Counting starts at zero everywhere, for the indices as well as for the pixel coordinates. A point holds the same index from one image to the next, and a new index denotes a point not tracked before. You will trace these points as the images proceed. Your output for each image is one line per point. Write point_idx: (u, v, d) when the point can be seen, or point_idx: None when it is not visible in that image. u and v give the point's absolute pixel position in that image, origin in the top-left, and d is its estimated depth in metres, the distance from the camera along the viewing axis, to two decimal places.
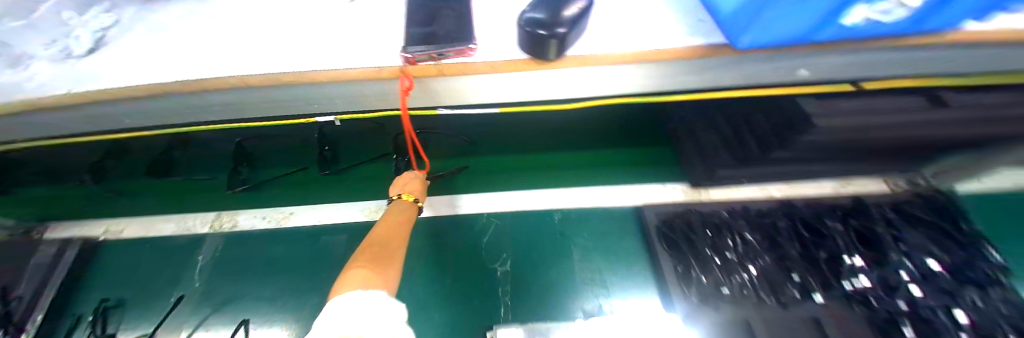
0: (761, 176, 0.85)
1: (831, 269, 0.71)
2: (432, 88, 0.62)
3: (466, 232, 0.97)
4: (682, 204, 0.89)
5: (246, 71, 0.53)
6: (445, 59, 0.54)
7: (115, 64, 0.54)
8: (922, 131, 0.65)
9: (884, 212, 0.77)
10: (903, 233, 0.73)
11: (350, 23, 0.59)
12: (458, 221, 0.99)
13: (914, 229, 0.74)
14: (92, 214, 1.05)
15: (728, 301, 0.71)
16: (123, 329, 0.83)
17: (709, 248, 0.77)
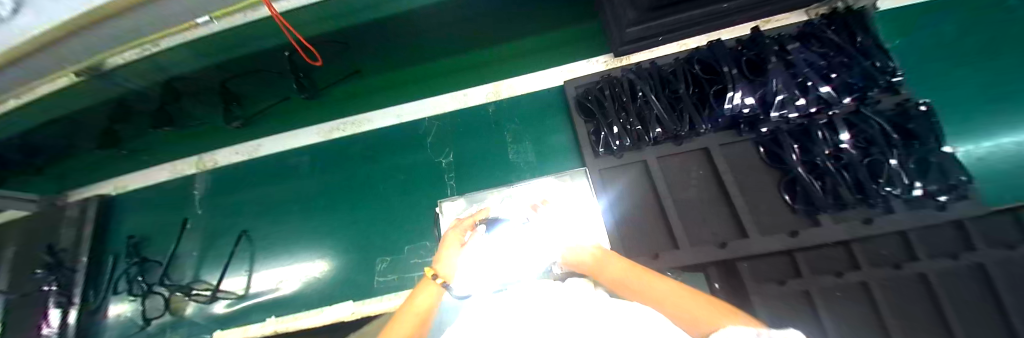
0: (676, 31, 0.86)
1: (716, 101, 0.77)
2: None
3: (408, 134, 1.01)
4: (600, 74, 0.92)
5: None
6: None
7: None
8: None
9: (781, 42, 0.78)
10: (795, 55, 0.75)
11: None
12: (400, 127, 1.03)
13: (809, 51, 0.76)
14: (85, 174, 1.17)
15: (630, 147, 0.82)
16: (152, 254, 1.05)
17: (616, 107, 0.84)
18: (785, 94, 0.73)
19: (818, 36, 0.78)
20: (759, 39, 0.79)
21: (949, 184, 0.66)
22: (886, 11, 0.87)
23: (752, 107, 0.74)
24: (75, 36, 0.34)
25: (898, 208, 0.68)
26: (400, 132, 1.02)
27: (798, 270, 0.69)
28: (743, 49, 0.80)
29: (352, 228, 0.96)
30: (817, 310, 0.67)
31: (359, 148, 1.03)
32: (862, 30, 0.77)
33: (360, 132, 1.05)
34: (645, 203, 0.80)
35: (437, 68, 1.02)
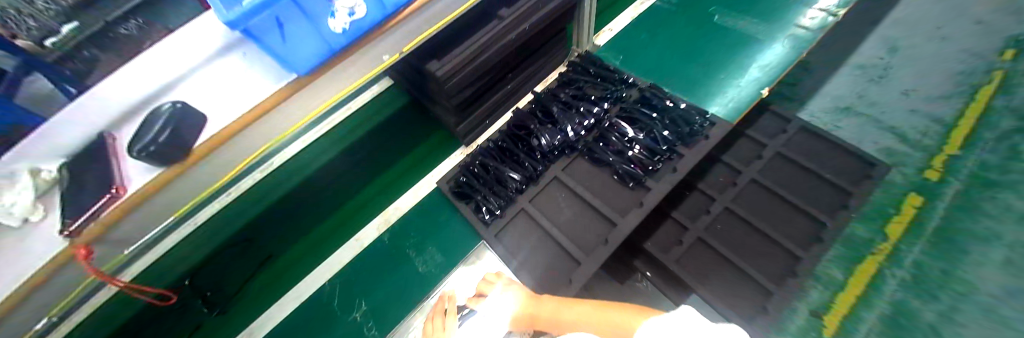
0: (493, 111, 1.12)
1: (540, 148, 1.01)
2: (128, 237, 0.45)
3: (314, 309, 0.98)
4: (457, 166, 1.10)
5: None
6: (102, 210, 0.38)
7: None
8: (522, 31, 0.93)
9: (555, 92, 1.10)
10: (565, 96, 1.08)
11: None
12: (301, 310, 0.98)
13: (575, 90, 1.09)
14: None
15: (507, 207, 0.98)
16: None
17: (481, 186, 1.02)
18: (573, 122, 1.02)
19: (574, 78, 1.12)
20: (540, 96, 1.09)
21: (695, 125, 0.95)
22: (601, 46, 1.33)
23: (563, 140, 1.00)
24: None
25: (684, 151, 0.94)
26: (305, 311, 0.98)
27: None
28: (536, 107, 1.09)
29: None
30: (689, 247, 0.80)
31: None
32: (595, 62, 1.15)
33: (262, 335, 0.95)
34: (541, 243, 0.93)
35: (328, 226, 1.08)
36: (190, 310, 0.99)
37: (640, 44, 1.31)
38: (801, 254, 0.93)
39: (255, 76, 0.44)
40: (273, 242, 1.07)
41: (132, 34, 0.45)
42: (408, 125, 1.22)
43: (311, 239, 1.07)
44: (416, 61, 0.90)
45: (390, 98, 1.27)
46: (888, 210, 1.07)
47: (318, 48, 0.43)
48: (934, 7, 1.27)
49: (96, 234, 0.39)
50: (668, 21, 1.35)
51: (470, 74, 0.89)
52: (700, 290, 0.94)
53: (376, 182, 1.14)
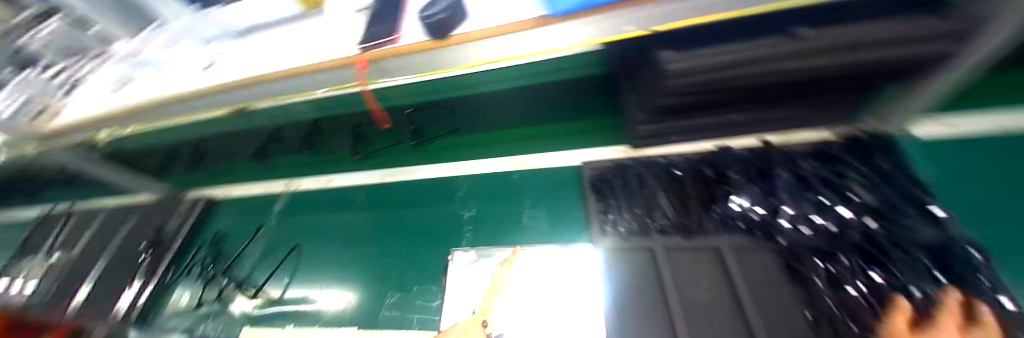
0: (690, 133, 0.91)
1: (723, 203, 0.79)
2: None
3: (444, 186, 1.18)
4: (613, 160, 0.99)
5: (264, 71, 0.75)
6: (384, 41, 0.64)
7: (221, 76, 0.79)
8: (809, 64, 0.65)
9: (792, 158, 0.79)
10: (806, 170, 0.76)
11: None
12: (438, 182, 1.20)
13: (826, 172, 0.75)
14: (202, 179, 1.47)
15: (638, 234, 0.82)
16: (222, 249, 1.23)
17: (626, 193, 0.89)
18: (793, 208, 0.73)
19: (837, 154, 0.77)
20: (768, 152, 0.82)
21: None
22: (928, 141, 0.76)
23: (761, 214, 0.75)
24: None
25: None
26: (440, 184, 1.19)
27: None
28: (752, 156, 0.83)
29: (381, 257, 1.07)
30: None
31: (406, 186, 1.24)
32: (888, 149, 0.75)
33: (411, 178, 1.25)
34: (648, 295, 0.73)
35: (481, 137, 1.23)
36: (395, 136, 1.27)
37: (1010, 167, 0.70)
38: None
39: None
40: (442, 128, 1.24)
41: None
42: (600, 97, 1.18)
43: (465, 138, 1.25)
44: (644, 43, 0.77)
45: None
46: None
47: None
48: None
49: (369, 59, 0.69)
50: None
51: (701, 83, 0.73)
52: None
53: (541, 125, 1.18)
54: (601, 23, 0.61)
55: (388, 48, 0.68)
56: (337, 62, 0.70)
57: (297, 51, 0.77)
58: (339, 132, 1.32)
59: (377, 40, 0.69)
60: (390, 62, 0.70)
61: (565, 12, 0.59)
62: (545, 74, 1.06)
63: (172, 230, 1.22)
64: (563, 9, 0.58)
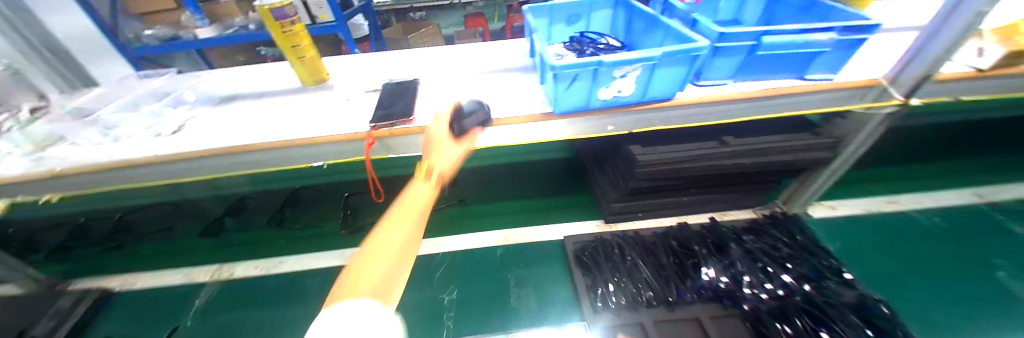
0: (654, 212, 1.07)
1: (694, 272, 0.91)
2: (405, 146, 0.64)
3: (423, 266, 1.11)
4: (591, 234, 1.09)
5: (242, 136, 0.68)
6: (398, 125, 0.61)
7: (187, 140, 0.69)
8: (740, 162, 0.86)
9: (737, 233, 0.98)
10: (752, 245, 0.94)
11: (329, 113, 0.70)
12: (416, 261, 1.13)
13: (762, 243, 0.95)
14: (105, 266, 1.23)
15: (627, 306, 0.88)
16: None
17: (610, 267, 0.97)
18: (751, 276, 0.87)
19: (767, 230, 0.98)
20: (717, 227, 1.00)
21: None
22: (822, 218, 1.13)
23: (726, 281, 0.88)
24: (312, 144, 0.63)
25: None
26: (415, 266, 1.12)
27: None
28: (707, 232, 1.00)
29: None
30: None
31: None
32: (797, 227, 0.99)
33: None
34: None
35: (463, 214, 1.27)
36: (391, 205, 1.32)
37: (865, 244, 1.05)
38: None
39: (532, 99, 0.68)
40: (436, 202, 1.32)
41: None
42: (571, 180, 1.33)
43: (454, 215, 1.26)
44: (621, 137, 0.96)
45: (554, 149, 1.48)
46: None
47: (578, 104, 0.65)
48: None
49: (380, 136, 0.61)
50: (973, 272, 0.98)
51: (664, 173, 0.89)
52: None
53: (521, 204, 1.27)
54: (578, 123, 0.70)
55: (403, 128, 0.60)
56: (346, 136, 0.61)
57: (287, 118, 0.71)
58: (320, 203, 1.38)
59: (390, 119, 0.62)
60: (400, 140, 0.63)
61: (565, 112, 0.67)
62: (512, 159, 1.46)
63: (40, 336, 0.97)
64: (564, 110, 0.66)
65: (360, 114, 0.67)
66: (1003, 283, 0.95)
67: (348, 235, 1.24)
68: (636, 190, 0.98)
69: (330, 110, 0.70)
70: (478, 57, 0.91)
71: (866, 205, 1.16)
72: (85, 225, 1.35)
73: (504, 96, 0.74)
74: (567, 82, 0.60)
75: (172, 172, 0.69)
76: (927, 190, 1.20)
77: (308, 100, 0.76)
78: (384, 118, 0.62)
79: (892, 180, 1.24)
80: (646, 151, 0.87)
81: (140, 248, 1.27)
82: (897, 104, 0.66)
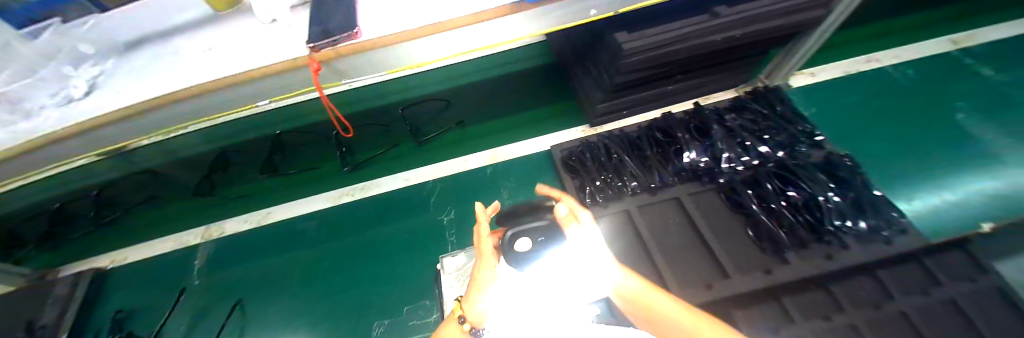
0: (637, 108, 1.07)
1: (676, 156, 0.95)
2: (361, 64, 0.57)
3: (415, 194, 1.12)
4: (578, 140, 1.11)
5: (155, 83, 0.55)
6: (341, 43, 0.51)
7: (98, 103, 0.54)
8: (729, 36, 0.80)
9: (718, 114, 0.99)
10: (732, 123, 0.96)
11: (256, 36, 0.57)
12: (407, 191, 1.14)
13: (741, 120, 0.97)
14: (90, 249, 1.20)
15: (614, 197, 0.94)
16: (135, 329, 1.01)
17: (598, 166, 1.00)
18: (730, 152, 0.92)
19: (747, 106, 1.00)
20: (700, 111, 1.00)
21: (886, 221, 0.79)
22: (799, 87, 1.14)
23: (705, 160, 0.92)
24: (248, 82, 0.54)
25: (851, 243, 0.78)
26: (407, 195, 1.13)
27: (792, 318, 0.73)
28: (689, 118, 1.01)
29: (359, 283, 1.00)
30: None
31: (367, 202, 1.14)
32: (777, 98, 1.00)
33: (375, 194, 1.15)
34: (634, 248, 0.88)
35: (445, 140, 1.22)
36: (387, 138, 1.25)
37: (842, 103, 1.09)
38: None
39: None
40: (434, 127, 1.25)
41: None
42: (551, 88, 1.28)
43: (436, 140, 1.22)
44: (602, 25, 0.87)
45: (529, 56, 1.37)
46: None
47: None
48: None
49: (325, 59, 0.52)
50: (930, 118, 1.04)
51: (649, 60, 0.83)
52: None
53: (503, 120, 1.24)
54: (552, 13, 0.61)
55: (351, 45, 0.51)
56: (285, 64, 0.52)
57: (200, 52, 0.57)
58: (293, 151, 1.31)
59: (330, 35, 0.51)
60: (348, 61, 0.55)
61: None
62: (487, 74, 1.35)
63: (51, 322, 0.99)
64: None
65: (297, 37, 0.55)
66: (953, 124, 1.02)
67: (352, 172, 1.20)
68: (620, 84, 0.93)
69: (252, 37, 0.57)
70: None
71: (845, 68, 1.16)
72: (46, 212, 1.26)
73: None
74: None
75: (98, 142, 0.59)
76: (902, 45, 1.20)
77: (219, 26, 0.60)
78: (325, 34, 0.51)
79: (871, 39, 1.21)
80: (630, 37, 0.79)
81: (118, 225, 1.23)
82: None
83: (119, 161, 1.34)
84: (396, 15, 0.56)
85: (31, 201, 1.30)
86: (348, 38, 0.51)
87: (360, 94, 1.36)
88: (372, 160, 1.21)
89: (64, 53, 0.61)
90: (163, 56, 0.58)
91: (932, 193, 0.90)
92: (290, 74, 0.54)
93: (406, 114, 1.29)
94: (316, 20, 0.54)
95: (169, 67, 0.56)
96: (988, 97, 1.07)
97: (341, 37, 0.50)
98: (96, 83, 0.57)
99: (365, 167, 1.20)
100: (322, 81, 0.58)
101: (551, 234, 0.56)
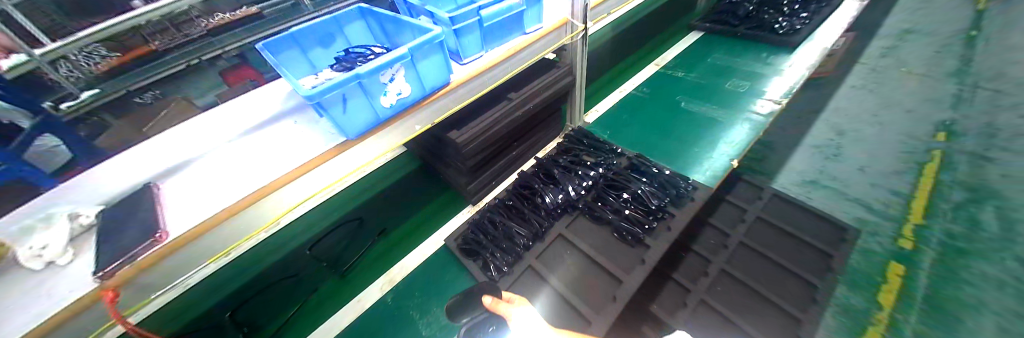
0: (499, 176, 1.26)
1: (539, 203, 1.14)
2: (178, 267, 0.53)
3: None
4: (466, 221, 1.21)
5: None
6: (137, 256, 0.48)
7: None
8: (524, 108, 1.07)
9: (555, 159, 1.26)
10: (564, 162, 1.24)
11: (28, 294, 0.48)
12: None
13: (570, 158, 1.26)
14: None
15: (511, 258, 1.04)
16: None
17: (489, 240, 1.10)
18: (572, 184, 1.15)
19: (569, 147, 1.30)
20: (541, 162, 1.26)
21: (682, 187, 1.10)
22: (597, 119, 1.56)
23: (563, 198, 1.12)
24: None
25: (674, 211, 1.05)
26: None
27: (686, 287, 1.02)
28: (538, 170, 1.24)
29: None
30: (718, 308, 0.96)
31: None
32: (586, 135, 1.34)
33: None
34: (549, 297, 0.97)
35: (334, 285, 1.15)
36: (296, 291, 1.12)
37: (621, 122, 1.52)
38: (817, 282, 0.97)
39: (325, 137, 0.68)
40: (333, 266, 1.17)
41: (275, 115, 0.74)
42: (425, 188, 1.38)
43: (325, 290, 1.15)
44: (436, 130, 1.05)
45: (392, 169, 1.43)
46: (874, 277, 1.03)
47: (368, 119, 0.68)
48: (870, 101, 1.53)
49: (122, 282, 0.48)
50: (673, 109, 1.57)
51: (482, 142, 1.02)
52: (735, 319, 0.94)
53: (390, 238, 1.25)
54: (384, 137, 0.74)
55: (153, 253, 0.48)
56: (72, 308, 0.45)
57: None
58: None
59: (124, 253, 0.48)
60: (153, 272, 0.50)
61: (359, 134, 0.68)
62: (358, 201, 1.32)
63: None
64: (356, 132, 0.67)
65: (85, 270, 0.50)
66: (685, 109, 1.57)
67: None
68: (473, 166, 1.10)
69: (25, 295, 0.48)
70: (238, 109, 0.76)
71: (615, 97, 1.66)
72: None
73: (285, 141, 0.67)
74: (337, 109, 0.62)
75: None
76: (637, 76, 1.80)
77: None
78: (116, 256, 0.48)
79: (621, 76, 1.80)
80: (459, 133, 0.98)
81: None
82: (565, 23, 0.97)
83: None
84: (222, 192, 0.57)
85: None
86: (149, 246, 0.48)
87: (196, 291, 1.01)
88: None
89: None
90: None
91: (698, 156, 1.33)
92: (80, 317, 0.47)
93: (316, 255, 1.16)
94: (106, 241, 0.51)
95: None
96: (694, 87, 1.69)
97: (139, 250, 0.47)
98: None
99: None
100: (124, 305, 0.51)
101: (497, 324, 0.84)
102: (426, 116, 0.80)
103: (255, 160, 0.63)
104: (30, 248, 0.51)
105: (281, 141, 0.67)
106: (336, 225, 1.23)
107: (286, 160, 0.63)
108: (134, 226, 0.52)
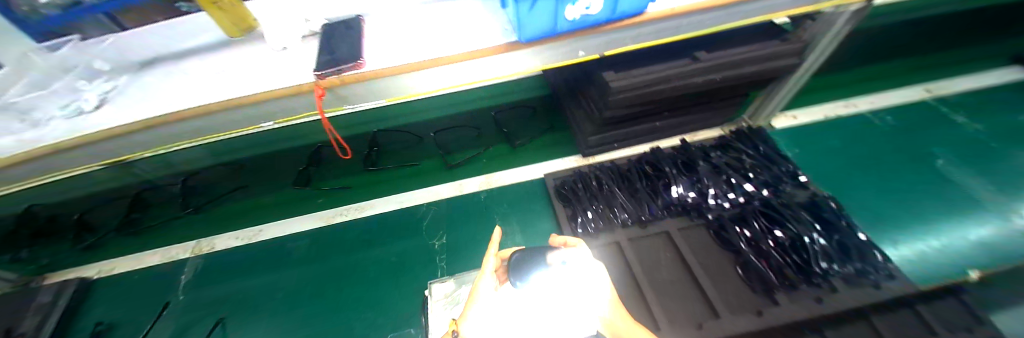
0: (629, 140, 1.11)
1: (665, 190, 0.98)
2: (362, 92, 0.59)
3: (410, 217, 1.12)
4: (571, 169, 1.13)
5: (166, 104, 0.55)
6: (345, 72, 0.54)
7: (115, 114, 0.56)
8: (709, 78, 0.85)
9: (706, 151, 1.04)
10: (719, 160, 1.01)
11: (264, 64, 0.59)
12: (402, 213, 1.13)
13: (726, 158, 1.02)
14: (65, 261, 1.13)
15: (605, 226, 0.95)
16: None
17: (591, 197, 1.01)
18: (716, 188, 0.95)
19: (729, 146, 1.05)
20: (687, 147, 1.06)
21: (874, 266, 0.82)
22: (783, 128, 1.20)
23: (692, 195, 0.95)
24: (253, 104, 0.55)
25: (840, 286, 0.81)
26: (404, 215, 1.13)
27: None
28: (676, 155, 1.05)
29: (344, 305, 0.97)
30: None
31: (360, 220, 1.13)
32: (761, 140, 1.07)
33: (374, 212, 1.15)
34: (625, 284, 0.87)
35: (439, 162, 1.24)
36: (477, 141, 1.28)
37: (814, 146, 1.15)
38: None
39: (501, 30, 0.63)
40: (465, 150, 1.26)
41: None
42: (549, 116, 1.32)
43: (432, 163, 1.24)
44: (594, 63, 0.93)
45: (525, 89, 1.43)
46: None
47: (547, 28, 0.59)
48: None
49: (329, 86, 0.54)
50: (908, 164, 1.10)
51: (638, 97, 0.87)
52: None
53: (500, 147, 1.26)
54: (550, 51, 0.65)
55: (354, 74, 0.54)
56: (289, 90, 0.54)
57: (212, 74, 0.59)
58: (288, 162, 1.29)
59: (335, 65, 0.54)
60: (348, 88, 0.57)
61: (530, 39, 0.60)
62: (482, 104, 1.38)
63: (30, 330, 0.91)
64: (528, 37, 0.59)
65: (301, 63, 0.59)
66: (929, 168, 1.09)
67: (372, 184, 1.21)
68: (610, 118, 0.97)
69: (259, 62, 0.60)
70: None
71: (824, 111, 1.24)
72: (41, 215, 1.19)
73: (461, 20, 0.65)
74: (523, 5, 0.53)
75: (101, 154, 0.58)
76: (870, 93, 1.28)
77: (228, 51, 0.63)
78: (332, 64, 0.54)
79: (847, 85, 1.31)
80: (619, 77, 0.84)
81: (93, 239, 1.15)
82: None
83: (119, 170, 1.30)
84: (398, 49, 0.59)
85: (36, 201, 1.24)
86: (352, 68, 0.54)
87: (362, 118, 1.38)
88: (396, 179, 1.21)
89: (77, 70, 0.63)
90: (172, 76, 0.60)
91: (914, 238, 0.94)
92: (297, 96, 0.56)
93: (498, 118, 1.33)
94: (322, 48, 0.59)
95: (181, 85, 0.58)
96: (961, 144, 1.14)
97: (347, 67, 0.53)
98: (109, 98, 0.58)
99: (374, 187, 1.20)
100: (324, 105, 0.60)
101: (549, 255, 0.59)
102: (605, 42, 0.68)
103: (432, 27, 0.64)
104: (269, 30, 0.61)
105: (457, 20, 0.65)
106: (510, 106, 1.37)
107: (461, 38, 0.61)
108: (343, 45, 0.59)
